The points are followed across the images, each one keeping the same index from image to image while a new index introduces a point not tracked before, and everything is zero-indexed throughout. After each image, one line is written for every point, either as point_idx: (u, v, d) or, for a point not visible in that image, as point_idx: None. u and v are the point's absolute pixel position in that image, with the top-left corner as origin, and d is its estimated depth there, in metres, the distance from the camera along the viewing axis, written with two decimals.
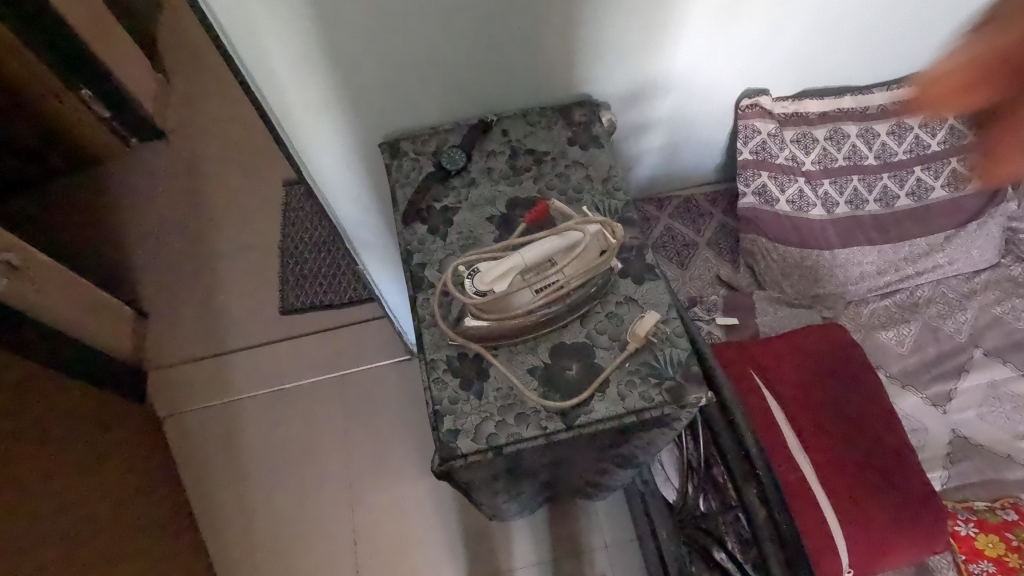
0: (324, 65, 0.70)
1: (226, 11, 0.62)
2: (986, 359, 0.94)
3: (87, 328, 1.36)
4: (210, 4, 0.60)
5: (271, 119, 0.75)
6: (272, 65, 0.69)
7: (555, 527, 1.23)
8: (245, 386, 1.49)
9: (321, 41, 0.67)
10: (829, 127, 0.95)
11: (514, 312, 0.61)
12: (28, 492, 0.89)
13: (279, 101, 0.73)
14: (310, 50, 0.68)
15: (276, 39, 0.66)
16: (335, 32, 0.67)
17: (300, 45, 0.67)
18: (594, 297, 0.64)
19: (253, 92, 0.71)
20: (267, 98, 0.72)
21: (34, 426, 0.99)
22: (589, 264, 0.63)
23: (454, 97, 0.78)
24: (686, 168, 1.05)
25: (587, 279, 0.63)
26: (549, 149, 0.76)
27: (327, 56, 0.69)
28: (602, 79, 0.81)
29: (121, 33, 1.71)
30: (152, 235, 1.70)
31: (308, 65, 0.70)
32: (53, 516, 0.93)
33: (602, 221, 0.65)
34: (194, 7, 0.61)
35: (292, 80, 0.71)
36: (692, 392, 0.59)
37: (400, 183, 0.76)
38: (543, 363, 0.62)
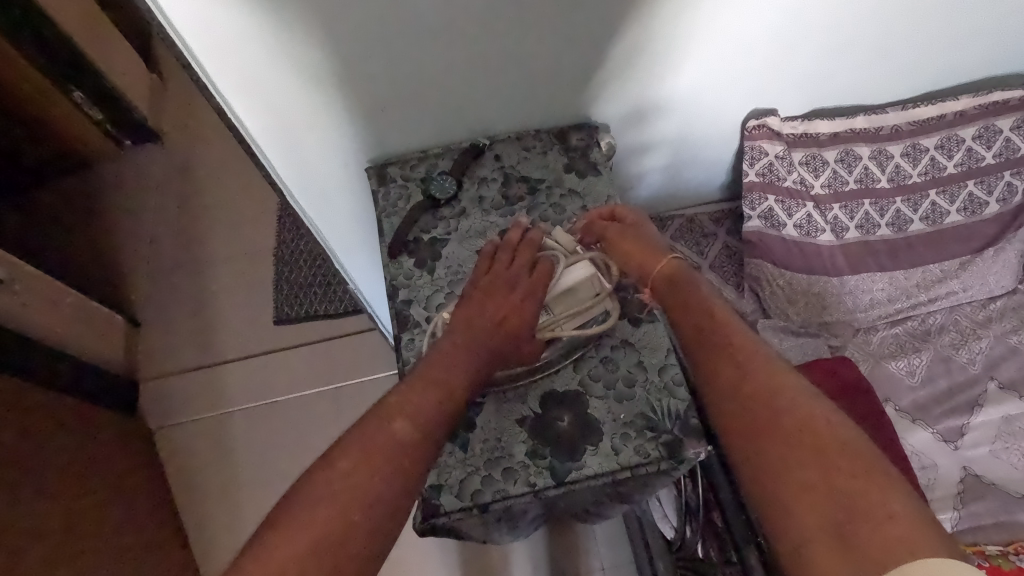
0: (303, 92, 0.67)
1: (198, 41, 0.59)
2: (1001, 393, 0.89)
3: (78, 340, 1.33)
4: (182, 35, 0.58)
5: (250, 144, 0.73)
6: (250, 92, 0.66)
7: (554, 550, 1.19)
8: (239, 399, 1.46)
9: (300, 71, 0.64)
10: (840, 149, 0.90)
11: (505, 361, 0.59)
12: (15, 524, 0.87)
13: (257, 126, 0.71)
14: (287, 79, 0.65)
15: (255, 69, 0.63)
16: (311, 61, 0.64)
17: (275, 75, 0.65)
18: (588, 341, 0.61)
19: (229, 118, 0.69)
20: (244, 124, 0.70)
21: (19, 453, 0.97)
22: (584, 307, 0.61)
23: (444, 122, 0.75)
24: (690, 187, 1.01)
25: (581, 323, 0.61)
26: (544, 176, 0.73)
27: (304, 84, 0.66)
28: (601, 101, 0.77)
29: (115, 36, 1.67)
30: (145, 243, 1.66)
31: (284, 93, 0.67)
32: (40, 547, 0.91)
33: (592, 260, 0.64)
34: (164, 38, 0.59)
35: (270, 105, 0.68)
36: (691, 447, 0.56)
37: (387, 212, 0.73)
38: (535, 414, 0.59)
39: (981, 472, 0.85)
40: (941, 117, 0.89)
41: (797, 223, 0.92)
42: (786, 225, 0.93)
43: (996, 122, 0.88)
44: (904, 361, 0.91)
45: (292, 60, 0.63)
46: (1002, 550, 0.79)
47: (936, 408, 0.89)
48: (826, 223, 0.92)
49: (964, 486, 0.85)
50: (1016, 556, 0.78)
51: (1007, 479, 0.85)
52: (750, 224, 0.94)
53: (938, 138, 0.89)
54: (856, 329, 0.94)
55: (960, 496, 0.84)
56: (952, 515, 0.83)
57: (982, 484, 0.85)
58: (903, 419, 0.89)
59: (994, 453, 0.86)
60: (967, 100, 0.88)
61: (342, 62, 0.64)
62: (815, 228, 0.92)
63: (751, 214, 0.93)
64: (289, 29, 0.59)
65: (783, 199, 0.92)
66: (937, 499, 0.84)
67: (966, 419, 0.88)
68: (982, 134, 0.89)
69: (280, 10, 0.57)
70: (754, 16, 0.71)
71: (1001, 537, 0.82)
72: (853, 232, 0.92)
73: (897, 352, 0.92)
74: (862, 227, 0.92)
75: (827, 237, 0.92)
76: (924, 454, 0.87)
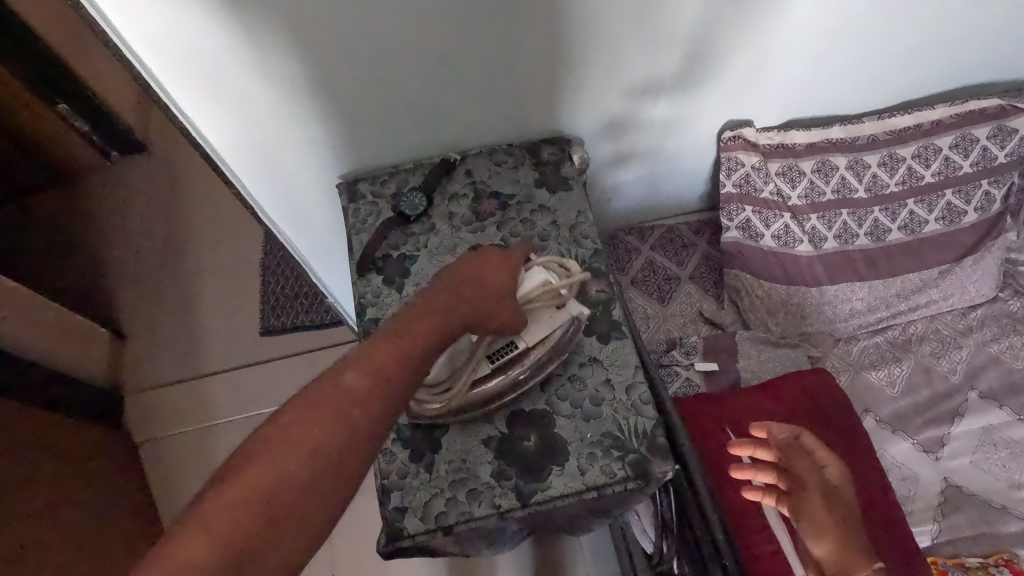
0: (270, 108, 0.67)
1: (159, 62, 0.60)
2: (982, 403, 0.89)
3: (62, 354, 1.32)
4: (141, 58, 0.59)
5: (217, 161, 0.73)
6: (214, 109, 0.66)
7: (540, 563, 1.16)
8: (224, 411, 1.45)
9: (261, 89, 0.65)
10: (816, 159, 0.89)
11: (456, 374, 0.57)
12: None
13: (224, 144, 0.71)
14: (249, 95, 0.65)
15: (216, 84, 0.63)
16: (274, 78, 0.64)
17: (240, 93, 0.65)
18: (561, 348, 0.60)
19: (194, 137, 0.69)
20: (211, 142, 0.70)
21: None
22: (554, 316, 0.59)
23: (415, 137, 0.75)
24: (669, 197, 1.00)
25: (546, 337, 0.59)
26: (515, 191, 0.72)
27: (270, 101, 0.66)
28: (574, 115, 0.77)
29: (99, 51, 1.66)
30: (132, 255, 1.65)
31: (252, 111, 0.67)
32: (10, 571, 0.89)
33: (543, 264, 0.62)
34: (127, 63, 0.60)
35: (236, 122, 0.68)
36: (657, 466, 0.55)
37: (356, 229, 0.72)
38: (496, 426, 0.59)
39: (962, 482, 0.85)
40: (917, 127, 0.88)
41: (775, 233, 0.92)
42: (764, 235, 0.92)
43: (973, 131, 0.88)
44: (884, 371, 0.91)
45: (256, 79, 0.63)
46: (982, 562, 0.79)
47: (917, 419, 0.89)
48: (803, 233, 0.91)
49: (944, 497, 0.84)
50: (996, 568, 0.78)
51: (987, 490, 0.84)
52: (728, 235, 0.94)
53: (915, 148, 0.89)
54: (836, 340, 0.93)
55: (940, 508, 0.84)
56: (933, 527, 0.83)
57: (963, 495, 0.84)
58: (884, 430, 0.88)
59: (974, 463, 0.86)
60: (944, 109, 0.88)
61: (305, 78, 0.64)
62: (793, 239, 0.91)
63: (729, 226, 0.93)
64: (250, 44, 0.60)
65: (761, 210, 0.91)
66: (917, 511, 0.84)
67: (947, 429, 0.88)
68: (960, 143, 0.89)
69: (236, 24, 0.57)
70: (721, 30, 0.71)
71: (981, 549, 0.81)
72: (831, 241, 0.91)
73: (877, 362, 0.92)
74: (840, 237, 0.91)
75: (805, 247, 0.92)
76: (904, 465, 0.86)
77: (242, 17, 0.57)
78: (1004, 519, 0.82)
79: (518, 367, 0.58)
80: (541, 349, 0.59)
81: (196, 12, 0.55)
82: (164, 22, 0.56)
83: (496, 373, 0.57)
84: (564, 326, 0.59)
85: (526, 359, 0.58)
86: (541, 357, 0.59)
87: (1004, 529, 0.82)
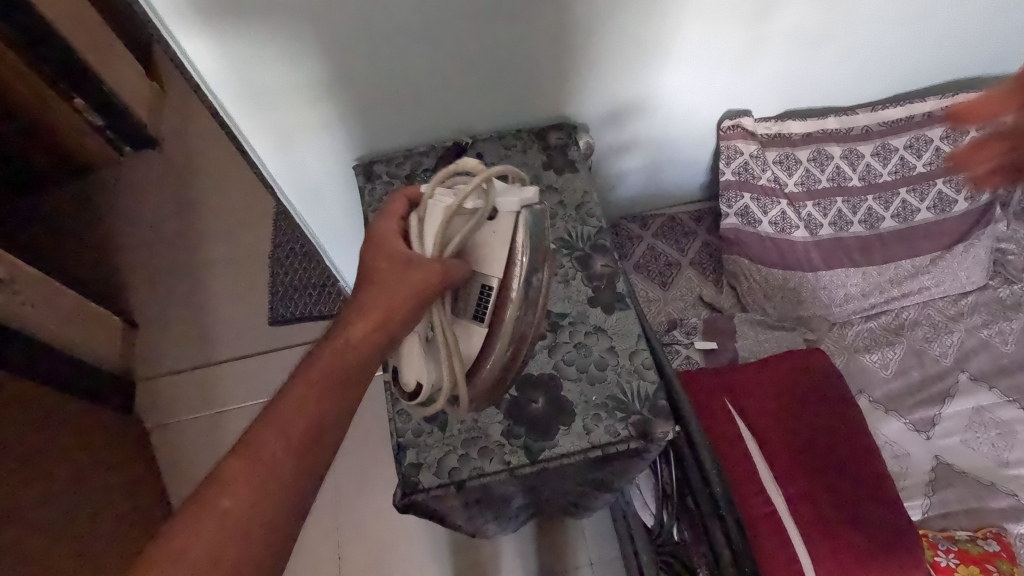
0: (301, 93, 0.70)
1: (199, 52, 0.63)
2: (972, 384, 0.92)
3: (79, 340, 1.35)
4: (183, 47, 0.62)
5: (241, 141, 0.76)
6: (246, 95, 0.69)
7: (543, 545, 1.17)
8: (234, 397, 1.48)
9: (290, 79, 0.68)
10: (812, 149, 0.93)
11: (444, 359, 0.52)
12: None
13: (253, 128, 0.74)
14: (280, 84, 0.69)
15: (251, 71, 0.66)
16: (309, 66, 0.67)
17: (277, 81, 0.68)
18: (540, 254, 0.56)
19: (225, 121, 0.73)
20: (242, 129, 0.74)
21: None
22: (497, 229, 0.53)
23: (429, 121, 0.79)
24: (670, 186, 1.04)
25: (514, 262, 0.53)
26: (524, 173, 0.76)
27: (303, 87, 0.70)
28: (581, 102, 0.81)
29: (118, 47, 1.70)
30: (144, 246, 1.68)
31: (285, 97, 0.70)
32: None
33: (437, 191, 0.52)
34: (169, 51, 0.63)
35: (267, 109, 0.72)
36: (659, 425, 0.58)
37: (372, 207, 0.76)
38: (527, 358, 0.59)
39: (952, 460, 0.88)
40: (909, 118, 0.92)
41: (772, 220, 0.95)
42: (762, 222, 0.95)
43: (963, 123, 0.92)
44: (877, 354, 0.94)
45: (289, 66, 0.67)
46: (971, 534, 0.82)
47: (909, 399, 0.92)
48: (799, 220, 0.95)
49: (935, 474, 0.87)
50: (985, 540, 0.80)
51: (977, 467, 0.88)
52: (727, 221, 0.97)
53: (907, 138, 0.92)
54: (831, 324, 0.97)
55: (931, 484, 0.87)
56: (923, 501, 0.86)
57: (953, 472, 0.87)
58: (877, 410, 0.91)
59: (964, 442, 0.89)
60: (934, 101, 0.92)
61: (333, 65, 0.68)
62: (790, 225, 0.95)
63: (728, 212, 0.96)
64: (289, 34, 0.63)
65: (759, 197, 0.95)
66: (908, 487, 0.87)
67: (938, 410, 0.91)
68: (950, 135, 0.92)
69: (274, 13, 0.61)
70: (723, 25, 0.75)
71: (971, 523, 0.84)
72: (826, 228, 0.95)
73: (871, 345, 0.95)
74: (835, 224, 0.95)
75: (801, 233, 0.95)
76: (896, 443, 0.89)
77: (278, 10, 0.61)
78: (993, 495, 0.85)
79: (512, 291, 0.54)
80: (522, 259, 0.54)
81: (238, 5, 0.59)
82: (205, 20, 0.59)
83: (495, 320, 0.54)
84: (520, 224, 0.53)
85: (514, 280, 0.54)
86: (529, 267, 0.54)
87: (992, 504, 0.85)
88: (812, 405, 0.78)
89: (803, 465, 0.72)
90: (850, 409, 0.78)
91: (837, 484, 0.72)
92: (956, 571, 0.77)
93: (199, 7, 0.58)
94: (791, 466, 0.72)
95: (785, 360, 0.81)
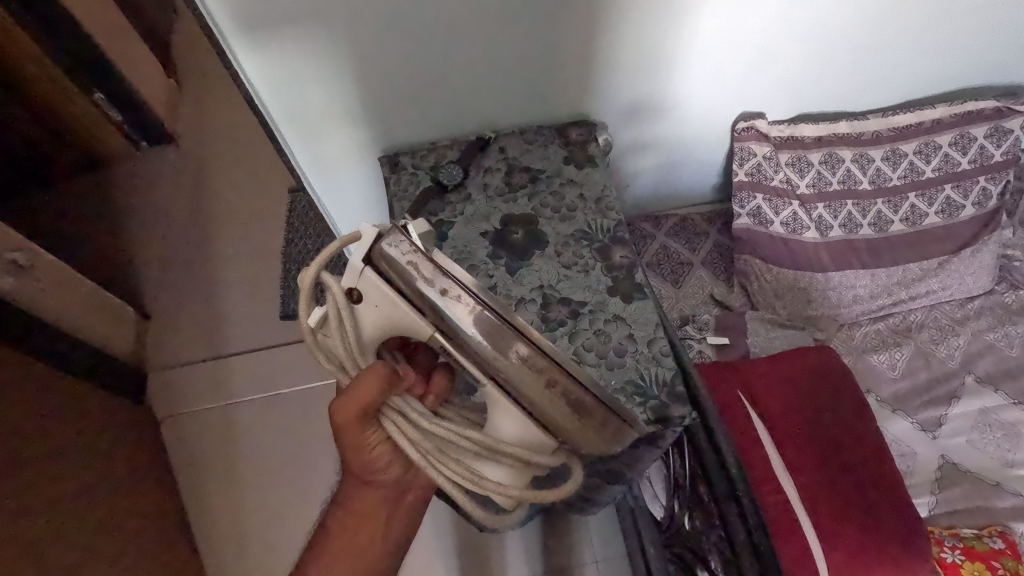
0: (340, 97, 0.75)
1: (252, 62, 0.68)
2: (978, 386, 0.94)
3: (95, 328, 1.35)
4: (240, 60, 0.68)
5: (281, 143, 0.81)
6: (290, 101, 0.74)
7: (549, 542, 1.17)
8: (246, 391, 1.44)
9: (323, 87, 0.73)
10: (824, 151, 0.95)
11: (449, 453, 0.51)
12: (42, 495, 0.88)
13: (293, 131, 0.79)
14: (323, 90, 0.74)
15: (297, 77, 0.71)
16: (349, 71, 0.72)
17: (319, 88, 0.73)
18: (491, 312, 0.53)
19: (269, 125, 0.78)
20: (285, 134, 0.79)
21: (49, 427, 0.99)
22: (373, 302, 0.53)
23: (454, 116, 0.81)
24: (683, 187, 1.07)
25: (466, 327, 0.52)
26: (545, 167, 0.79)
27: (341, 89, 0.74)
28: (599, 100, 0.83)
29: (137, 40, 1.71)
30: (158, 239, 1.68)
31: (326, 101, 0.75)
32: (63, 518, 0.91)
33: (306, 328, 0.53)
34: (225, 62, 0.69)
35: (308, 112, 0.76)
36: (676, 410, 0.61)
37: (398, 196, 0.78)
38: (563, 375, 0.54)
39: (958, 460, 0.89)
40: (918, 124, 0.95)
41: (784, 220, 0.97)
42: (773, 222, 0.98)
43: (971, 130, 0.94)
44: (885, 354, 0.96)
45: (330, 73, 0.71)
46: (977, 532, 0.83)
47: (916, 400, 0.93)
48: (810, 221, 0.97)
49: (942, 472, 0.89)
50: (990, 537, 0.82)
51: (983, 467, 0.89)
52: (739, 221, 0.99)
53: (917, 144, 0.95)
54: (840, 324, 0.99)
55: (937, 482, 0.88)
56: (929, 499, 0.87)
57: (959, 472, 0.89)
58: (884, 409, 0.93)
59: (970, 442, 0.90)
60: (943, 109, 0.94)
61: (371, 68, 0.72)
62: (801, 225, 0.97)
63: (740, 212, 0.98)
64: (333, 43, 0.68)
65: (771, 198, 0.97)
66: (915, 485, 0.88)
67: (944, 410, 0.93)
68: (958, 141, 0.95)
69: (320, 19, 0.65)
70: (739, 40, 0.79)
71: (977, 521, 0.85)
72: (836, 230, 0.97)
73: (878, 346, 0.97)
74: (845, 226, 0.97)
75: (812, 234, 0.97)
76: (903, 442, 0.91)
77: (323, 16, 0.65)
78: (999, 494, 0.87)
79: (478, 343, 0.53)
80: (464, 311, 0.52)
81: (289, 18, 0.64)
82: (248, 34, 0.65)
83: None
84: (390, 271, 0.52)
85: (468, 338, 0.53)
86: (460, 303, 0.52)
87: (998, 503, 0.86)
88: (825, 400, 0.80)
89: (816, 469, 0.73)
90: (860, 404, 0.80)
91: (849, 477, 0.73)
92: (962, 566, 0.78)
93: (244, 25, 0.64)
94: (805, 464, 0.73)
95: (800, 355, 0.83)
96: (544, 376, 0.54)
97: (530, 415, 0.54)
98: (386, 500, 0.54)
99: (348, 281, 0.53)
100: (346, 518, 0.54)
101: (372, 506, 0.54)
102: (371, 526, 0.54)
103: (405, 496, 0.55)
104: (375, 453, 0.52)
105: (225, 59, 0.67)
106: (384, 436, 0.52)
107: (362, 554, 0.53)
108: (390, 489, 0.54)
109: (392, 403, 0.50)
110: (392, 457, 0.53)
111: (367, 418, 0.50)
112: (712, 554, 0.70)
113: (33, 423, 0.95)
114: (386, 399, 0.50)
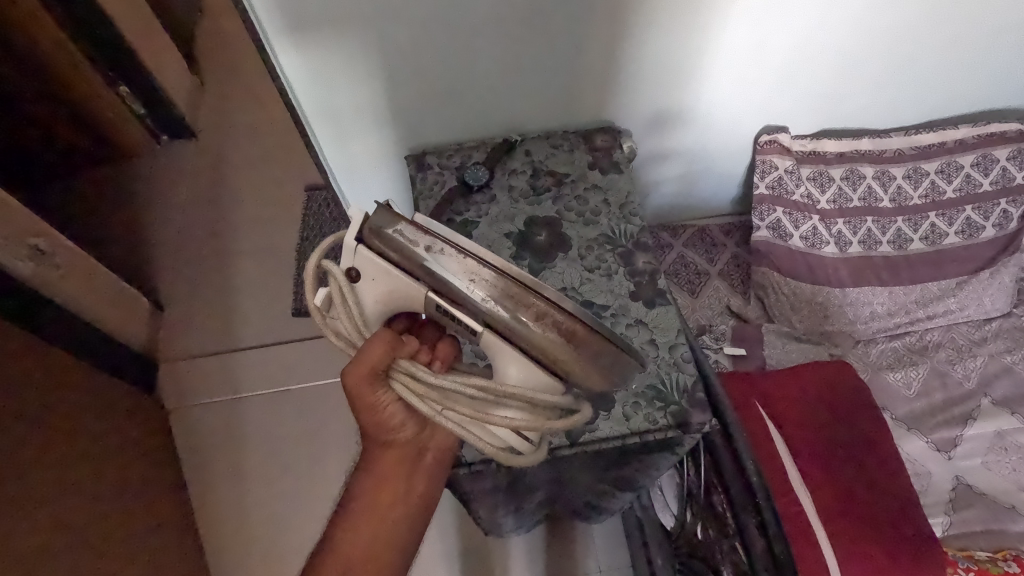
0: (373, 95, 0.76)
1: (290, 60, 0.70)
2: (995, 408, 0.93)
3: (111, 317, 1.35)
4: (280, 59, 0.69)
5: (312, 140, 0.83)
6: (323, 98, 0.75)
7: (553, 550, 1.16)
8: (257, 384, 1.45)
9: (356, 86, 0.74)
10: (845, 168, 0.96)
11: (459, 406, 0.52)
12: (45, 484, 0.88)
13: (324, 127, 0.80)
14: (356, 90, 0.75)
15: (332, 74, 0.72)
16: (381, 70, 0.73)
17: (352, 86, 0.74)
18: (486, 271, 0.50)
19: (303, 124, 0.79)
20: (315, 130, 0.81)
21: (57, 415, 0.98)
22: (370, 276, 0.52)
23: (482, 118, 0.82)
24: (701, 199, 1.08)
25: (462, 289, 0.49)
26: (569, 171, 0.79)
27: (372, 88, 0.75)
28: (624, 107, 0.84)
29: (163, 36, 1.73)
30: (174, 231, 1.68)
31: (357, 100, 0.76)
32: (65, 511, 0.89)
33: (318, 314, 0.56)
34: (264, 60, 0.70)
35: (340, 110, 0.78)
36: (696, 416, 0.62)
37: (424, 195, 0.79)
38: (563, 314, 0.49)
39: (972, 482, 0.89)
40: (941, 144, 0.95)
41: (803, 234, 0.98)
42: (793, 236, 0.98)
43: (994, 151, 0.94)
44: (901, 373, 0.95)
45: (364, 72, 0.72)
46: (991, 556, 0.81)
47: (932, 419, 0.93)
48: (830, 236, 0.98)
49: (955, 494, 0.88)
50: (1004, 561, 0.79)
51: (997, 490, 0.88)
52: (758, 234, 0.99)
53: (939, 164, 0.95)
54: (856, 341, 0.98)
55: (951, 503, 0.87)
56: (943, 520, 0.86)
57: (973, 494, 0.88)
58: (900, 428, 0.92)
59: (986, 465, 0.89)
60: (966, 129, 0.94)
61: (403, 68, 0.73)
62: (820, 240, 0.98)
63: (760, 225, 0.99)
64: (369, 43, 0.69)
65: (791, 211, 0.97)
66: (928, 505, 0.87)
67: (960, 431, 0.92)
68: (980, 162, 0.95)
69: (357, 20, 0.66)
70: (769, 52, 0.79)
71: (990, 544, 0.84)
72: (855, 246, 0.99)
73: (894, 364, 0.96)
74: (864, 242, 0.99)
75: (831, 250, 0.99)
76: (918, 461, 0.90)
77: (361, 17, 0.66)
78: (1013, 519, 0.85)
79: (469, 292, 0.49)
80: (458, 273, 0.49)
81: (330, 18, 0.65)
82: (288, 33, 0.66)
83: (543, 358, 0.50)
84: (379, 242, 0.51)
85: (459, 289, 0.49)
86: (453, 263, 0.49)
87: (1013, 527, 0.85)
88: (839, 416, 0.80)
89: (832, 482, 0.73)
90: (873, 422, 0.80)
91: (864, 494, 0.73)
92: None
93: (286, 25, 0.65)
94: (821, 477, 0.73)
95: (813, 371, 0.84)
96: (536, 311, 0.49)
97: (534, 360, 0.51)
98: (406, 458, 0.56)
99: (346, 261, 0.53)
100: (370, 482, 0.55)
101: (393, 464, 0.56)
102: (394, 485, 0.55)
103: (425, 454, 0.57)
104: (389, 413, 0.54)
105: (265, 58, 0.68)
106: (395, 396, 0.53)
107: (387, 509, 0.54)
108: (409, 447, 0.56)
109: (401, 365, 0.51)
110: (406, 415, 0.55)
111: (377, 379, 0.51)
112: (724, 564, 0.69)
113: (40, 410, 0.94)
114: (393, 362, 0.51)
